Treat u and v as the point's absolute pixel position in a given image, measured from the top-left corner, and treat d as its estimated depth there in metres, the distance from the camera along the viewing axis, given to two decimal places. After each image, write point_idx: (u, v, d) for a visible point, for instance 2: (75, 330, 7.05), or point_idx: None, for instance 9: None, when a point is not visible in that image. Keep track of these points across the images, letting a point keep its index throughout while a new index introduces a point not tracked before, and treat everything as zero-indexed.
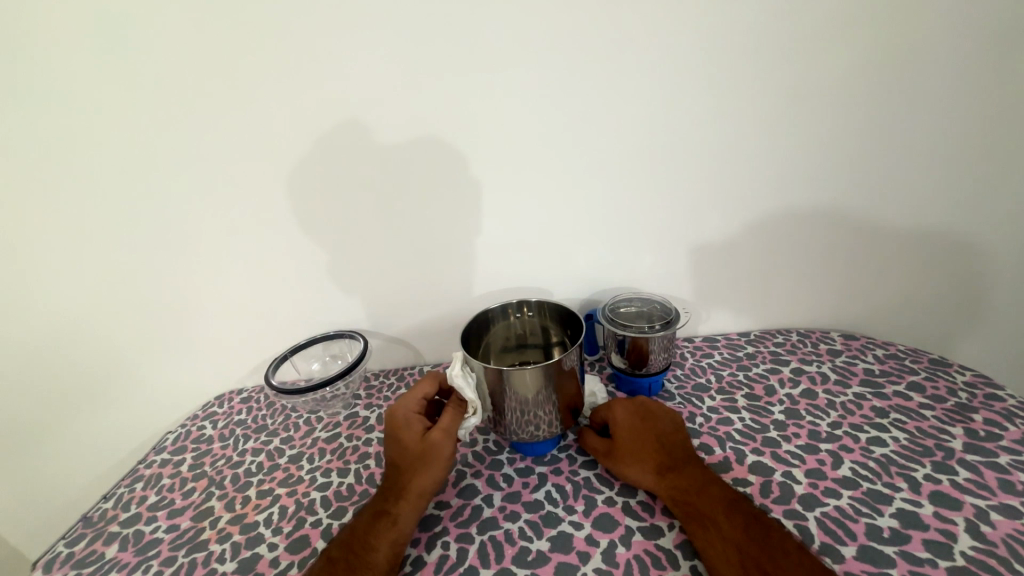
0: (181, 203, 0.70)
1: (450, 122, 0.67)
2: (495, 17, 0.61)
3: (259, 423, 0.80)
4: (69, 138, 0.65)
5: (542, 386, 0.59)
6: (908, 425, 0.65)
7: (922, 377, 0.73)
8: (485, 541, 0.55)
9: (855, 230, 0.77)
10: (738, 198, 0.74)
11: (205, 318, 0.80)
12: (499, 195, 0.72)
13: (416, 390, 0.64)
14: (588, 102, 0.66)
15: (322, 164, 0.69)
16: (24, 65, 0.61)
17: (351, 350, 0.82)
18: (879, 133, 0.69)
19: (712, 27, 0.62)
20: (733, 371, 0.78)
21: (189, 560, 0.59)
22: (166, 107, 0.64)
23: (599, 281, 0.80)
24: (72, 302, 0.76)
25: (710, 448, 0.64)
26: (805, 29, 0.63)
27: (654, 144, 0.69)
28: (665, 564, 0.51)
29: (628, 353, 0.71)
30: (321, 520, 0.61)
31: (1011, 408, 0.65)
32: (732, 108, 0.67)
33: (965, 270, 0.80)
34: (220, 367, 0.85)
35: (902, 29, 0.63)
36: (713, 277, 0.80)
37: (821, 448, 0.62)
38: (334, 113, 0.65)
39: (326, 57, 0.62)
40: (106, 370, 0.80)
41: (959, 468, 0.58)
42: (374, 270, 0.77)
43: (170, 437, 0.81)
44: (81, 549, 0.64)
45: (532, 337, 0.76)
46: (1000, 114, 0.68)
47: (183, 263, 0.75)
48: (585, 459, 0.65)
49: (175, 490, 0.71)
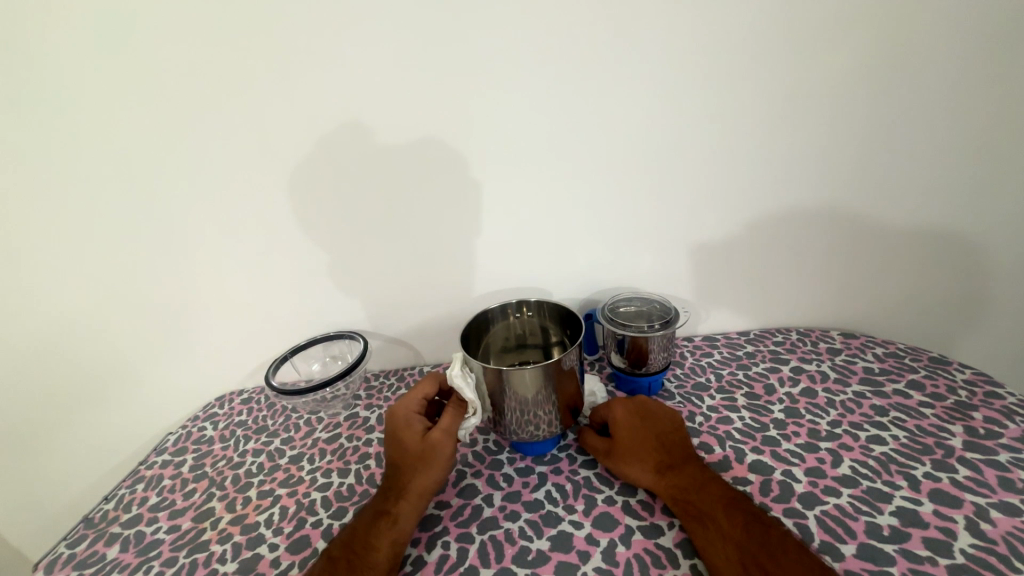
0: (181, 204, 0.71)
1: (449, 122, 0.67)
2: (493, 17, 0.61)
3: (260, 423, 0.80)
4: (68, 139, 0.65)
5: (542, 385, 0.59)
6: (908, 424, 0.65)
7: (921, 376, 0.73)
8: (485, 541, 0.55)
9: (854, 229, 0.77)
10: (736, 197, 0.74)
11: (205, 318, 0.80)
12: (498, 195, 0.72)
13: (416, 391, 0.64)
14: (587, 102, 0.66)
15: (321, 165, 0.69)
16: (25, 67, 0.61)
17: (351, 351, 0.82)
18: (877, 132, 0.69)
19: (710, 26, 0.62)
20: (733, 370, 0.78)
21: (190, 561, 0.59)
22: (166, 108, 0.65)
23: (598, 281, 0.80)
24: (71, 303, 0.76)
25: (710, 447, 0.64)
26: (803, 27, 0.63)
27: (653, 143, 0.69)
28: (665, 562, 0.51)
29: (627, 353, 0.71)
30: (322, 521, 0.61)
31: (1011, 406, 0.65)
32: (731, 107, 0.67)
33: (965, 269, 0.80)
34: (221, 368, 0.85)
35: (899, 27, 0.63)
36: (712, 276, 0.80)
37: (820, 447, 0.62)
38: (333, 113, 0.66)
39: (326, 59, 0.62)
40: (106, 370, 0.80)
41: (958, 466, 0.58)
42: (373, 270, 0.77)
43: (171, 438, 0.81)
44: (83, 549, 0.64)
45: (531, 337, 0.76)
46: (998, 113, 0.68)
47: (183, 265, 0.75)
48: (585, 458, 0.66)
49: (176, 490, 0.71)
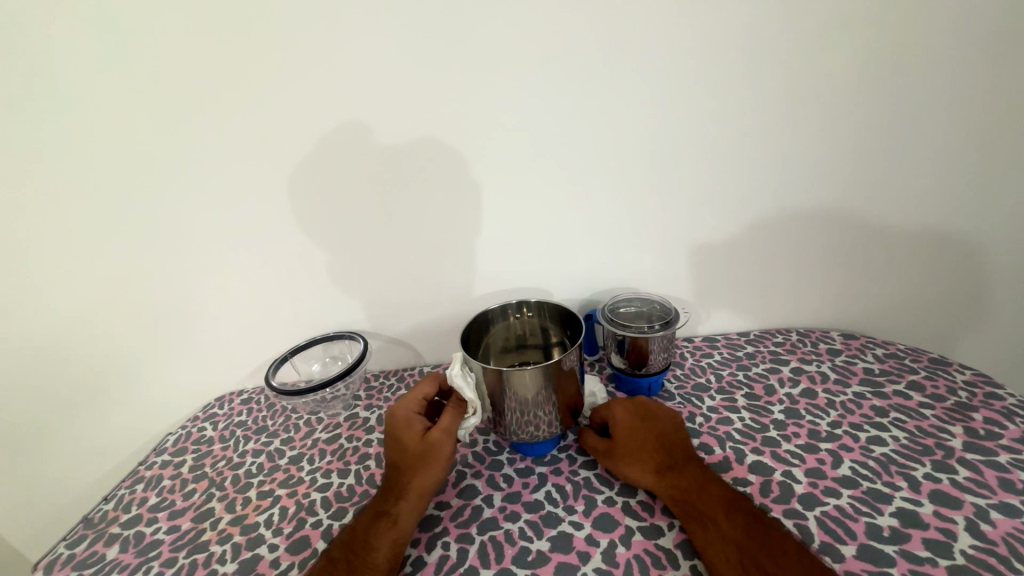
0: (181, 203, 0.70)
1: (449, 122, 0.67)
2: (493, 17, 0.61)
3: (259, 424, 0.80)
4: (69, 138, 0.65)
5: (542, 386, 0.59)
6: (908, 424, 0.65)
7: (922, 376, 0.73)
8: (484, 542, 0.55)
9: (854, 229, 0.77)
10: (737, 198, 0.74)
11: (205, 318, 0.80)
12: (499, 196, 0.72)
13: (416, 391, 0.64)
14: (588, 102, 0.66)
15: (321, 165, 0.69)
16: (23, 65, 0.61)
17: (351, 352, 0.82)
18: (878, 132, 0.69)
19: (710, 27, 0.62)
20: (733, 371, 0.78)
21: (190, 561, 0.59)
22: (166, 107, 0.64)
23: (598, 281, 0.80)
24: (71, 303, 0.76)
25: (710, 448, 0.64)
26: (803, 28, 0.63)
27: (653, 144, 0.69)
28: (665, 564, 0.51)
29: (628, 353, 0.71)
30: (321, 521, 0.61)
31: (1011, 407, 0.65)
32: (731, 107, 0.67)
33: (965, 269, 0.80)
34: (221, 368, 0.85)
35: (899, 28, 0.63)
36: (712, 277, 0.80)
37: (821, 448, 0.62)
38: (333, 112, 0.66)
39: (327, 58, 0.62)
40: (106, 370, 0.80)
41: (959, 467, 0.58)
42: (374, 271, 0.78)
43: (171, 439, 0.81)
44: (82, 550, 0.64)
45: (531, 337, 0.76)
46: (998, 114, 0.68)
47: (183, 264, 0.75)
48: (585, 459, 0.65)
49: (175, 491, 0.71)
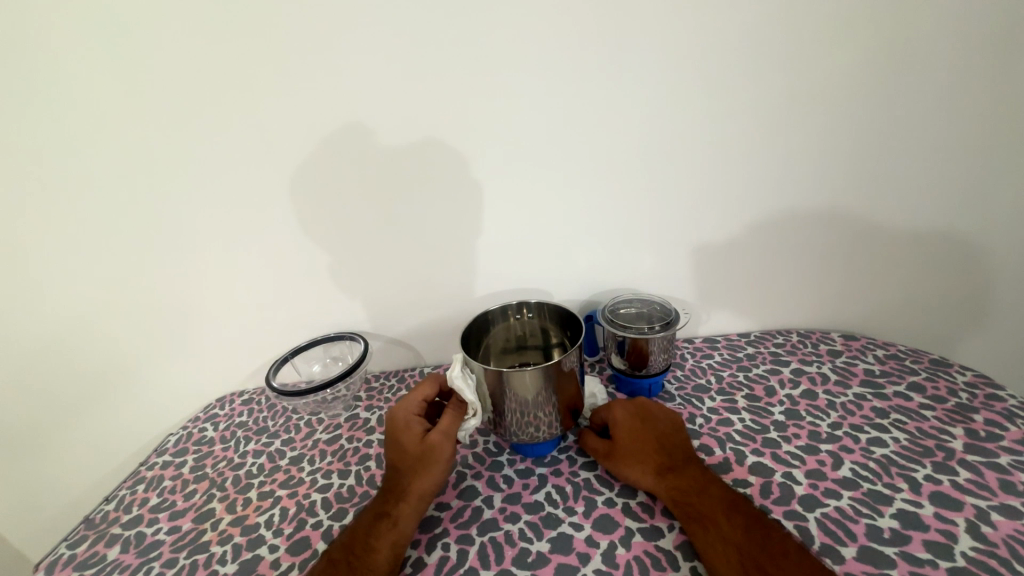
0: (178, 202, 0.70)
1: (449, 123, 0.67)
2: (492, 17, 0.61)
3: (261, 424, 0.80)
4: (67, 139, 0.65)
5: (542, 387, 0.59)
6: (908, 425, 0.65)
7: (922, 377, 0.73)
8: (484, 542, 0.55)
9: (855, 229, 0.77)
10: (736, 198, 0.74)
11: (203, 317, 0.80)
12: (497, 198, 0.72)
13: (416, 393, 0.64)
14: (587, 104, 0.66)
15: (321, 166, 0.69)
16: (23, 64, 0.61)
17: (352, 353, 0.82)
18: (877, 133, 0.69)
19: (709, 29, 0.62)
20: (734, 371, 0.78)
21: (190, 562, 0.59)
22: (164, 107, 0.64)
23: (598, 282, 0.80)
24: (71, 303, 0.76)
25: (710, 449, 0.64)
26: (803, 29, 0.63)
27: (651, 144, 0.69)
28: (665, 565, 0.51)
29: (628, 354, 0.71)
30: (321, 522, 0.61)
31: (1012, 408, 0.65)
32: (730, 109, 0.67)
33: (965, 268, 0.80)
34: (219, 368, 0.85)
35: (899, 29, 0.63)
36: (713, 278, 0.80)
37: (821, 449, 0.62)
38: (334, 115, 0.66)
39: (327, 60, 0.63)
40: (106, 369, 0.80)
41: (960, 469, 0.58)
42: (373, 271, 0.78)
43: (172, 439, 0.81)
44: (83, 550, 0.64)
45: (531, 339, 0.77)
46: (997, 116, 0.68)
47: (182, 265, 0.75)
48: (585, 460, 0.66)
49: (176, 491, 0.71)
